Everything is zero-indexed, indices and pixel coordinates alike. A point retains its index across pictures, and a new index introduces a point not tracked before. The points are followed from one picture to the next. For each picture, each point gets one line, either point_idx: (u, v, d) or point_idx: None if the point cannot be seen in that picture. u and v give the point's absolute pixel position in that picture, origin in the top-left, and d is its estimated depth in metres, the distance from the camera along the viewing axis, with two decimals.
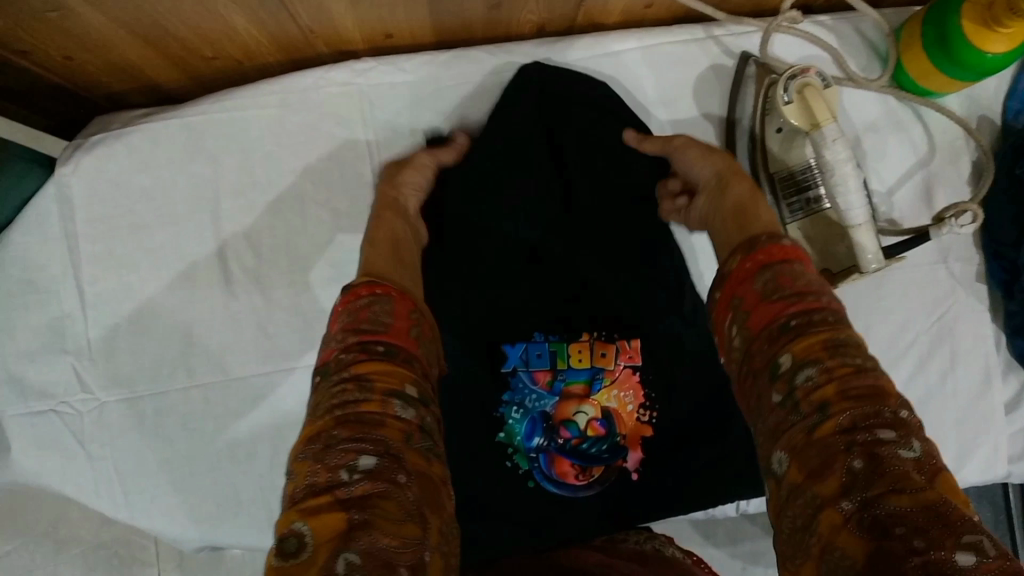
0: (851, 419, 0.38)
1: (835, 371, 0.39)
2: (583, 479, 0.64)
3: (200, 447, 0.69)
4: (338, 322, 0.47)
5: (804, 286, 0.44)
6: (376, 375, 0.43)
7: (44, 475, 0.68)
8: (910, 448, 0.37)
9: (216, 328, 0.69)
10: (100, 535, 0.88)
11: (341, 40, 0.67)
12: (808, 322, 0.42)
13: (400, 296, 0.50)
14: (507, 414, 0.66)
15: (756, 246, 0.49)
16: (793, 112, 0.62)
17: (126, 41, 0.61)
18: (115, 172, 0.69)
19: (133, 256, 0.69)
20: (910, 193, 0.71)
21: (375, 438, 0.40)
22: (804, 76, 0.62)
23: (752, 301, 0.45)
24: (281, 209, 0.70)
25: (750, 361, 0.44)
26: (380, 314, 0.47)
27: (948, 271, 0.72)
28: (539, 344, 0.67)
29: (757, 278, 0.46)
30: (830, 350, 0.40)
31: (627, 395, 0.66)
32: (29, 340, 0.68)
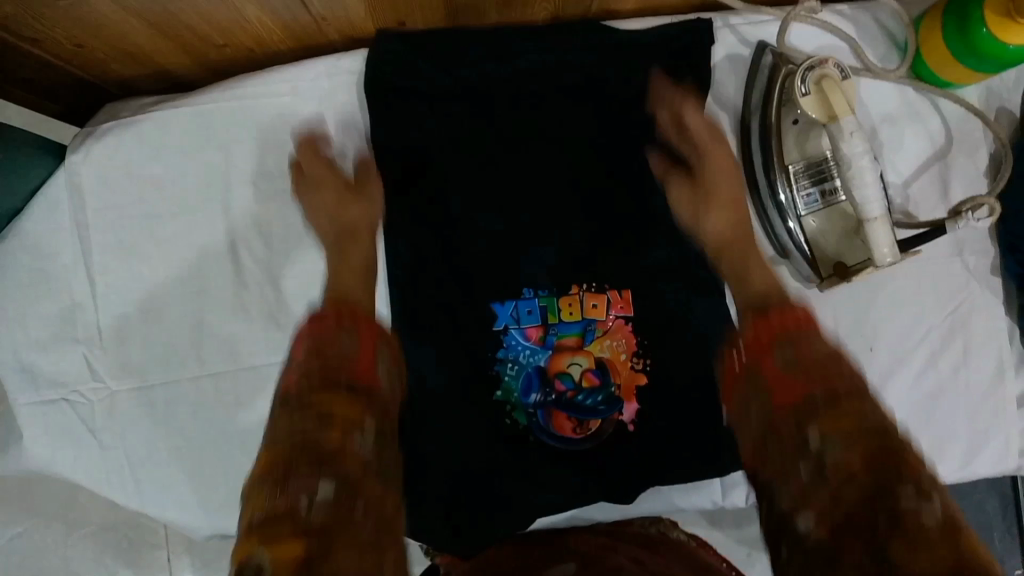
0: (875, 484, 0.40)
1: (858, 438, 0.42)
2: (581, 433, 0.67)
3: (211, 436, 0.69)
4: (301, 348, 0.51)
5: (814, 348, 0.48)
6: (337, 411, 0.46)
7: (56, 463, 0.69)
8: (932, 503, 0.38)
9: (227, 319, 0.69)
10: (111, 518, 0.89)
11: (353, 28, 0.67)
12: (834, 393, 0.44)
13: (366, 332, 0.54)
14: (503, 371, 0.68)
15: (765, 316, 0.52)
16: (809, 105, 0.62)
17: (137, 28, 0.61)
18: (125, 161, 0.68)
19: (143, 245, 0.69)
20: (927, 184, 0.71)
21: (333, 469, 0.43)
22: (822, 68, 0.61)
23: (772, 371, 0.48)
24: (292, 197, 0.69)
25: (773, 433, 0.46)
26: (347, 348, 0.51)
27: (963, 264, 0.71)
28: (529, 300, 0.68)
29: (771, 345, 0.50)
30: (860, 426, 0.42)
31: (620, 344, 0.68)
32: (40, 329, 0.68)
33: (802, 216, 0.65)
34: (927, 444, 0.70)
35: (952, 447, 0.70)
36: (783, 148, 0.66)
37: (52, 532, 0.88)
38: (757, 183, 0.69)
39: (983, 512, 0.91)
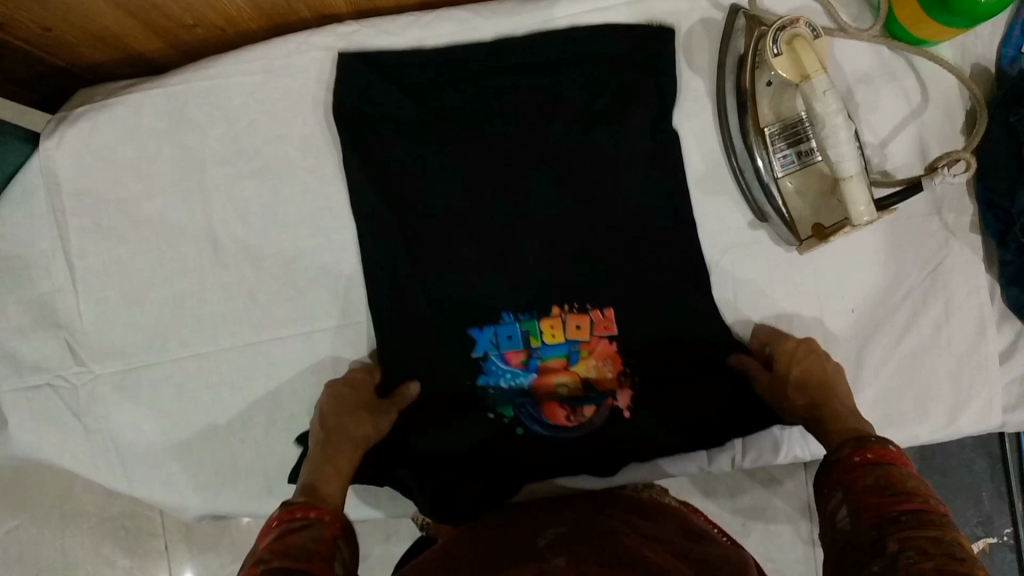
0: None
1: (931, 553, 0.40)
2: (575, 421, 0.68)
3: (194, 417, 0.69)
4: (266, 539, 0.48)
5: (912, 487, 0.47)
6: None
7: (42, 449, 0.69)
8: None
9: (209, 302, 0.69)
10: (108, 508, 0.89)
11: (323, 4, 0.66)
12: (917, 520, 0.44)
13: (332, 522, 0.51)
14: (487, 390, 0.68)
15: (864, 443, 0.52)
16: (781, 64, 0.62)
17: (105, 11, 0.60)
18: (98, 144, 0.68)
19: (121, 229, 0.68)
20: (905, 145, 0.71)
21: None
22: (794, 27, 0.61)
23: (862, 486, 0.48)
24: (268, 176, 0.69)
25: (853, 549, 0.45)
26: (304, 539, 0.48)
27: (942, 222, 0.71)
28: (508, 325, 0.68)
29: (868, 474, 0.49)
30: (935, 542, 0.41)
31: (606, 364, 0.69)
32: (22, 315, 0.68)
33: (779, 178, 0.65)
34: (910, 403, 0.71)
35: (935, 405, 0.71)
36: (757, 111, 0.66)
37: (48, 522, 0.88)
38: (734, 147, 0.69)
39: (971, 471, 0.92)
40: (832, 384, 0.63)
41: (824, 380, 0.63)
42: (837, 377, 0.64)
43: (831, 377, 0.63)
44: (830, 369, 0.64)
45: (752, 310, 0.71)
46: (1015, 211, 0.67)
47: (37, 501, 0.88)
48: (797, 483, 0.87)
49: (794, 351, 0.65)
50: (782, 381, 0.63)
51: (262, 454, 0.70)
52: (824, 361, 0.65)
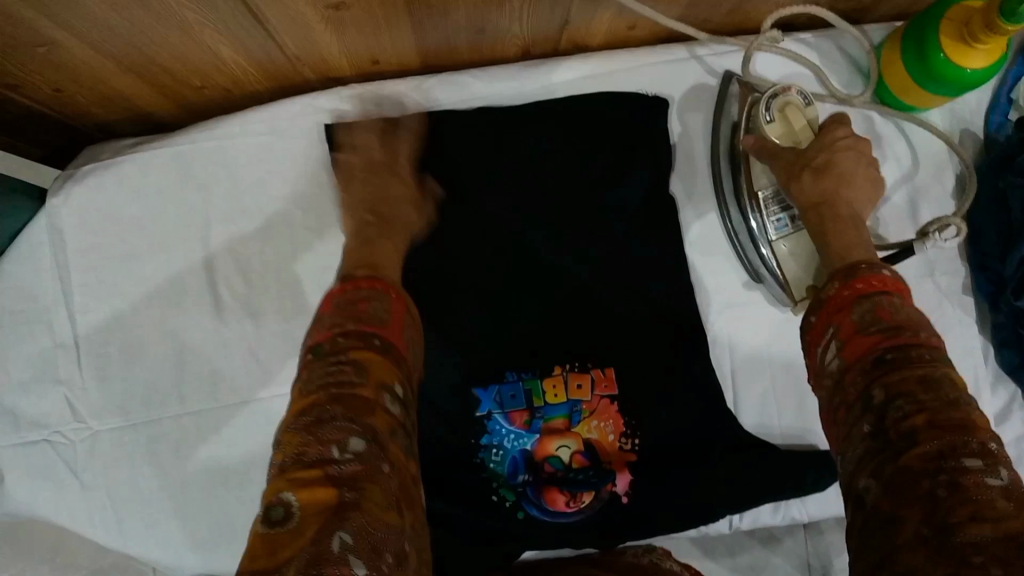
0: (938, 447, 0.43)
1: (925, 404, 0.44)
2: (574, 506, 0.67)
3: (191, 473, 0.69)
4: (336, 307, 0.52)
5: (899, 317, 0.50)
6: (370, 366, 0.48)
7: (38, 505, 0.69)
8: (997, 475, 0.41)
9: (210, 355, 0.69)
10: (98, 561, 0.89)
11: (328, 67, 0.68)
12: (905, 356, 0.47)
13: (397, 296, 0.55)
14: (488, 457, 0.68)
15: (856, 274, 0.54)
16: (774, 130, 0.65)
17: (115, 73, 0.62)
18: (104, 203, 0.69)
19: (125, 285, 0.69)
20: (897, 206, 0.72)
21: (364, 423, 0.45)
22: (786, 95, 0.65)
23: (846, 323, 0.51)
24: (271, 233, 0.70)
25: (841, 390, 0.49)
26: (378, 309, 0.52)
27: (935, 285, 0.72)
28: (513, 384, 0.68)
29: (855, 309, 0.51)
30: (925, 385, 0.45)
31: (608, 425, 0.68)
32: (22, 371, 0.69)
33: (773, 241, 0.67)
34: None
35: None
36: (751, 173, 0.67)
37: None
38: (727, 208, 0.70)
39: None
40: (840, 178, 0.62)
41: (836, 173, 0.62)
42: (859, 178, 0.63)
43: (850, 170, 0.63)
44: (848, 161, 0.63)
45: (749, 369, 0.71)
46: (1007, 274, 0.68)
47: (28, 555, 0.88)
48: (796, 542, 0.86)
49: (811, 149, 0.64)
50: (801, 174, 0.63)
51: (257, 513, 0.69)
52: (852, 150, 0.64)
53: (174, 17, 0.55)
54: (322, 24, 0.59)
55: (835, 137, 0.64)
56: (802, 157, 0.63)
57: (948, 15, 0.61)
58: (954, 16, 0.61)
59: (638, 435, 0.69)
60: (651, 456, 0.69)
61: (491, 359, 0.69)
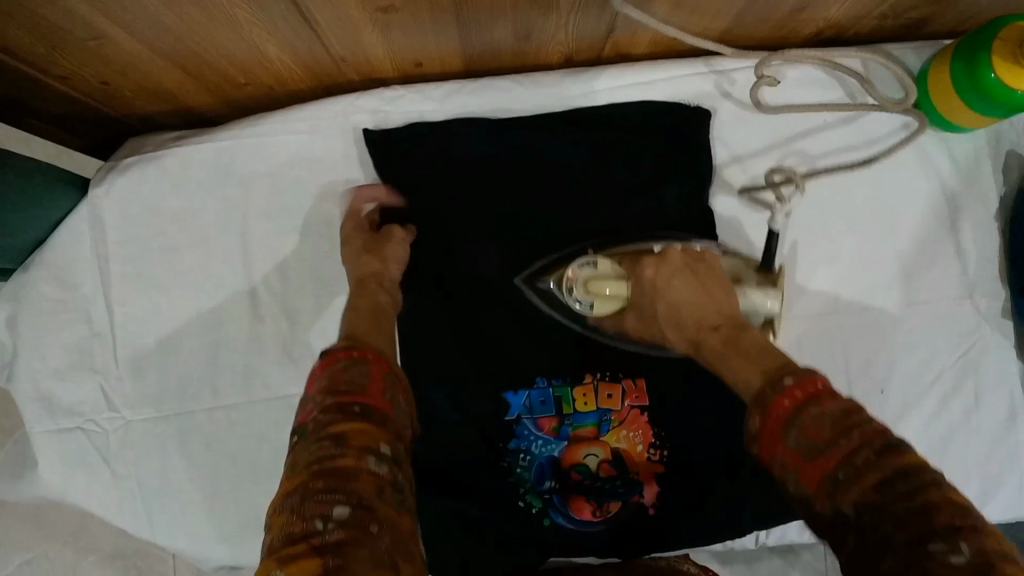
0: (908, 556, 0.35)
1: (885, 506, 0.37)
2: (601, 515, 0.67)
3: (222, 467, 0.69)
4: (317, 384, 0.51)
5: (834, 427, 0.41)
6: (352, 433, 0.46)
7: (70, 491, 0.69)
8: (962, 554, 0.34)
9: (243, 352, 0.70)
10: (120, 546, 0.91)
11: (371, 68, 0.68)
12: (856, 469, 0.39)
13: (378, 359, 0.54)
14: (516, 462, 0.68)
15: (766, 401, 0.46)
16: (603, 307, 0.65)
17: (161, 67, 0.63)
18: (146, 195, 0.70)
19: (163, 277, 0.70)
20: (933, 224, 0.71)
21: (348, 489, 0.42)
22: (580, 284, 0.65)
23: (789, 453, 0.42)
24: (309, 232, 0.71)
25: (819, 517, 0.41)
26: (358, 376, 0.51)
27: (974, 306, 0.70)
28: (542, 390, 0.69)
29: (787, 437, 0.43)
30: (881, 489, 0.37)
31: (636, 435, 0.68)
32: (60, 359, 0.70)
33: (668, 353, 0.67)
34: None
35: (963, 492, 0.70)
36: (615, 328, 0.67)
37: (61, 558, 0.90)
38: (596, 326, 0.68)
39: None
40: (676, 309, 0.61)
41: (670, 305, 0.61)
42: (696, 293, 0.61)
43: (678, 290, 0.61)
44: (672, 282, 0.62)
45: None
46: None
47: (53, 535, 0.90)
48: (817, 556, 0.85)
49: (643, 303, 0.64)
50: (667, 331, 0.61)
51: None
52: (663, 273, 0.63)
53: (223, 16, 0.56)
54: (369, 25, 0.59)
55: (646, 277, 0.64)
56: (646, 316, 0.64)
57: (1001, 35, 0.60)
58: (1007, 36, 0.60)
59: (667, 447, 0.68)
60: (682, 470, 0.68)
61: (524, 364, 0.69)
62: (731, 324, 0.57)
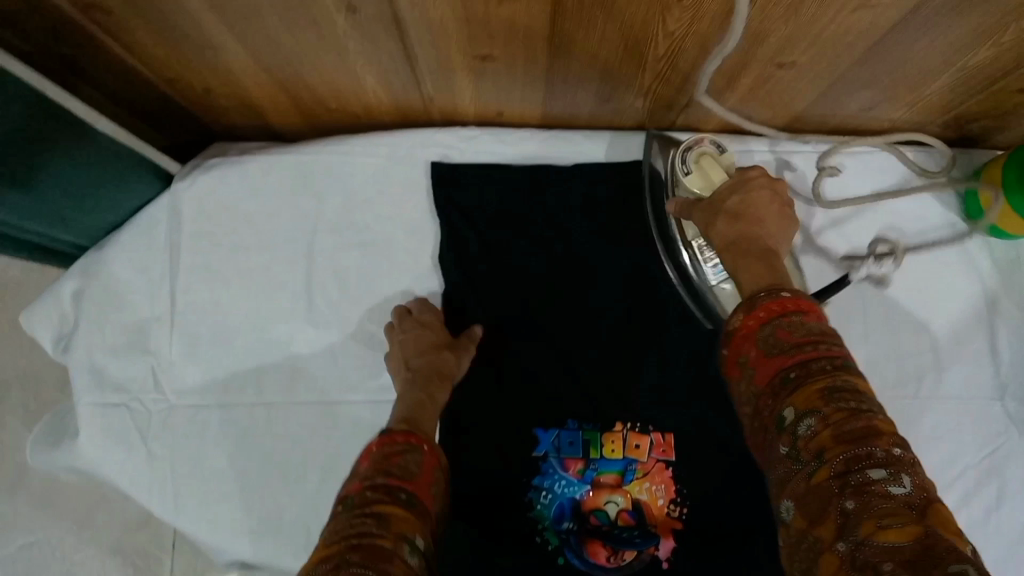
0: (844, 462, 0.39)
1: (828, 415, 0.40)
2: (614, 563, 0.68)
3: (254, 460, 0.71)
4: (368, 458, 0.53)
5: (801, 336, 0.45)
6: (395, 517, 0.47)
7: (102, 464, 0.72)
8: (900, 484, 0.37)
9: (291, 355, 0.73)
10: (122, 540, 0.93)
11: (455, 110, 0.72)
12: (807, 371, 0.43)
13: (431, 450, 0.56)
14: (537, 499, 0.69)
15: (754, 303, 0.48)
16: (693, 183, 0.65)
17: (263, 83, 0.67)
18: (224, 195, 0.74)
19: (228, 272, 0.74)
20: (970, 322, 0.73)
21: (380, 567, 0.43)
22: (697, 148, 0.66)
23: (756, 351, 0.46)
24: (372, 250, 0.74)
25: (758, 415, 0.45)
26: (410, 461, 0.53)
27: (1003, 409, 0.72)
28: (572, 432, 0.70)
29: (760, 334, 0.46)
30: (828, 398, 0.41)
31: (659, 489, 0.69)
32: (117, 336, 0.73)
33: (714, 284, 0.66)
34: None
35: None
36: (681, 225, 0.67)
37: (63, 543, 0.92)
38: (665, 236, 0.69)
39: None
40: (745, 209, 0.58)
41: (743, 203, 0.58)
42: (771, 209, 0.58)
43: (759, 200, 0.58)
44: (756, 188, 0.59)
45: None
46: None
47: (59, 520, 0.93)
48: None
49: (719, 193, 0.60)
50: (717, 220, 0.58)
51: (306, 512, 0.71)
52: (759, 181, 0.59)
53: (334, 43, 0.60)
54: (464, 68, 0.63)
55: (746, 176, 0.60)
56: (713, 203, 0.60)
57: None
58: None
59: (687, 504, 0.69)
60: (700, 530, 0.69)
61: (559, 404, 0.71)
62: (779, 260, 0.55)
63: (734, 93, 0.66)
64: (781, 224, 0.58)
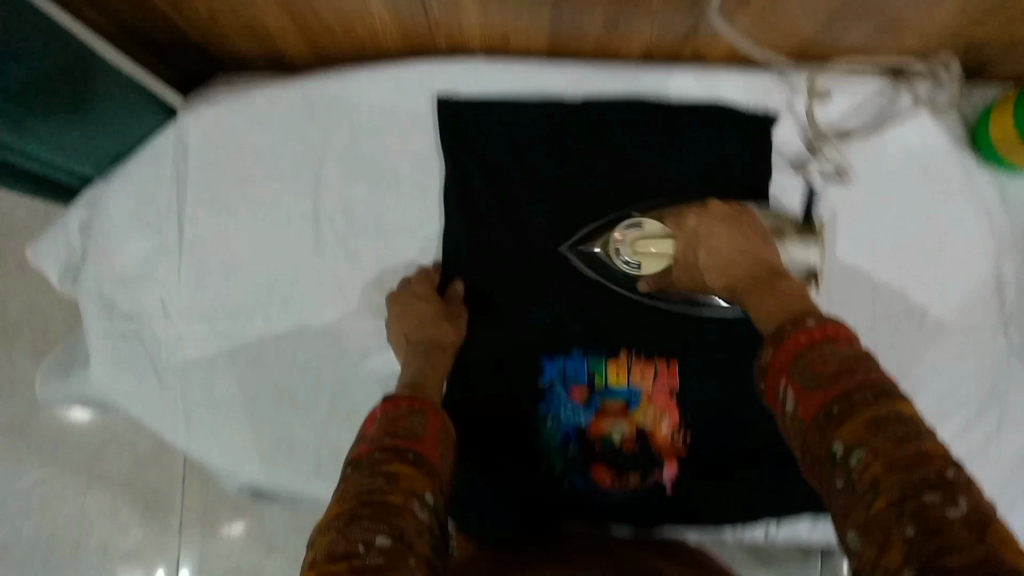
0: (899, 490, 0.38)
1: (877, 446, 0.40)
2: (619, 485, 0.70)
3: (265, 387, 0.74)
4: (375, 423, 0.53)
5: (837, 363, 0.45)
6: (404, 474, 0.47)
7: (114, 390, 0.74)
8: (957, 505, 0.37)
9: (299, 286, 0.73)
10: (132, 476, 0.94)
11: (460, 37, 0.70)
12: (850, 405, 0.42)
13: (435, 413, 0.55)
14: (542, 425, 0.71)
15: (782, 337, 0.49)
16: (652, 264, 0.68)
17: (271, 9, 0.65)
18: (229, 128, 0.73)
19: (234, 202, 0.74)
20: (979, 254, 0.73)
21: (392, 522, 0.43)
22: (626, 242, 0.69)
23: (795, 387, 0.46)
24: (379, 182, 0.74)
25: (808, 450, 0.45)
26: (415, 424, 0.52)
27: (1006, 339, 0.72)
28: (577, 360, 0.71)
29: (793, 368, 0.47)
30: (874, 429, 0.41)
31: (663, 416, 0.70)
32: (127, 267, 0.73)
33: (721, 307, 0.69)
34: None
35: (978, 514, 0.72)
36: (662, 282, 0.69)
37: (75, 479, 0.93)
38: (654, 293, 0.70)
39: None
40: (714, 259, 0.61)
41: (708, 256, 0.62)
42: (731, 236, 0.61)
43: (718, 239, 0.62)
44: (713, 226, 0.63)
45: None
46: None
47: (69, 459, 0.94)
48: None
49: (687, 252, 0.65)
50: (710, 275, 0.62)
51: (318, 437, 0.74)
52: (709, 219, 0.64)
53: None
54: None
55: (689, 225, 0.65)
56: (689, 262, 0.65)
57: None
58: None
59: (691, 431, 0.70)
60: (704, 453, 0.71)
61: (566, 333, 0.71)
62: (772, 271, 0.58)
63: (746, 18, 0.64)
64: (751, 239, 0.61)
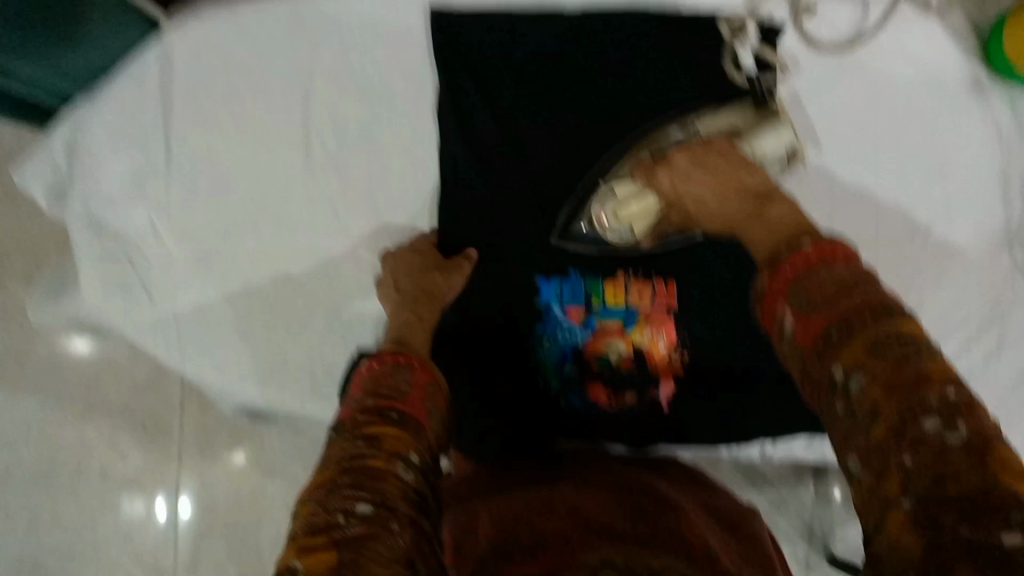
0: (898, 413, 0.38)
1: (873, 371, 0.39)
2: (616, 403, 0.71)
3: (263, 306, 0.74)
4: (360, 384, 0.53)
5: (831, 291, 0.44)
6: (387, 436, 0.46)
7: (109, 312, 0.74)
8: (955, 429, 0.36)
9: (290, 204, 0.72)
10: (129, 401, 0.94)
11: None
12: (847, 329, 0.42)
13: (423, 367, 0.55)
14: (539, 344, 0.71)
15: (778, 263, 0.49)
16: (642, 221, 0.69)
17: None
18: (214, 40, 0.70)
19: (221, 118, 0.71)
20: (987, 172, 0.71)
21: (375, 488, 0.42)
22: (606, 215, 0.69)
23: (795, 313, 0.45)
24: (371, 95, 0.71)
25: (808, 374, 0.44)
26: (400, 381, 0.52)
27: (1010, 259, 0.71)
28: (575, 281, 0.70)
29: (790, 297, 0.46)
30: (871, 351, 0.40)
31: (660, 336, 0.70)
32: (112, 186, 0.71)
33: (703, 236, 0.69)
34: None
35: None
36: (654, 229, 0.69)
37: (74, 405, 0.94)
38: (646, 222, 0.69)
39: None
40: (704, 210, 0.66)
41: (693, 205, 0.67)
42: (704, 176, 0.66)
43: (699, 187, 0.66)
44: (692, 170, 0.67)
45: None
46: None
47: (68, 383, 0.94)
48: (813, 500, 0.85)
49: (676, 203, 0.68)
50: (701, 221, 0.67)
51: (313, 354, 0.75)
52: (689, 162, 0.67)
53: None
54: None
55: (663, 179, 0.68)
56: (683, 211, 0.68)
57: None
58: None
59: (688, 349, 0.70)
60: (700, 371, 0.71)
61: (562, 253, 0.70)
62: (756, 199, 0.61)
63: None
64: (727, 170, 0.65)
